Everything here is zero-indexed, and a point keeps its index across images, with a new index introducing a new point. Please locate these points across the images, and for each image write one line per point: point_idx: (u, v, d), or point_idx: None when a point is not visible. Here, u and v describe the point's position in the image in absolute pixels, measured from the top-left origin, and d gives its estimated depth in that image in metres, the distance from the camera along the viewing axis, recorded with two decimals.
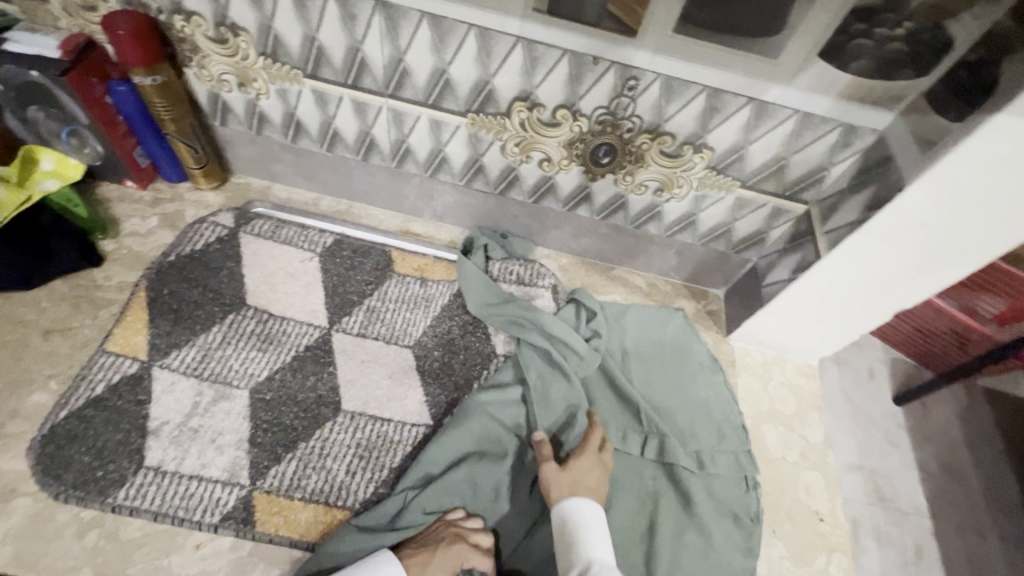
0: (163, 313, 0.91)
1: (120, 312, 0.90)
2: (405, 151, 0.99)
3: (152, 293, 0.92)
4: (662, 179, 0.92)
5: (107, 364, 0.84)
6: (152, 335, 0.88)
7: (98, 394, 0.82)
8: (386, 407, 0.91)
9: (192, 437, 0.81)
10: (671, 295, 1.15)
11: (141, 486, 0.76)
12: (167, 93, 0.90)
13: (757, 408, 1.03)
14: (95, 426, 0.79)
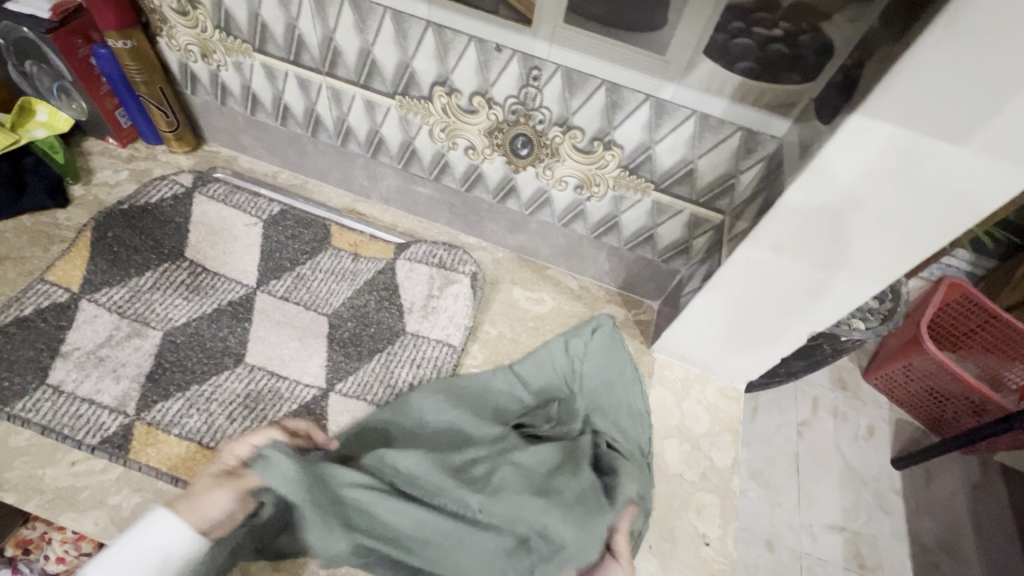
0: (105, 254, 0.99)
1: (66, 249, 0.98)
2: (347, 131, 1.04)
3: (98, 235, 0.99)
4: (580, 175, 0.93)
5: (41, 291, 0.92)
6: (89, 272, 0.96)
7: (26, 315, 0.89)
8: (287, 366, 0.95)
9: (97, 364, 0.87)
10: (602, 300, 1.14)
11: (39, 401, 0.82)
12: (139, 57, 1.00)
13: (665, 422, 0.99)
14: (15, 343, 0.86)
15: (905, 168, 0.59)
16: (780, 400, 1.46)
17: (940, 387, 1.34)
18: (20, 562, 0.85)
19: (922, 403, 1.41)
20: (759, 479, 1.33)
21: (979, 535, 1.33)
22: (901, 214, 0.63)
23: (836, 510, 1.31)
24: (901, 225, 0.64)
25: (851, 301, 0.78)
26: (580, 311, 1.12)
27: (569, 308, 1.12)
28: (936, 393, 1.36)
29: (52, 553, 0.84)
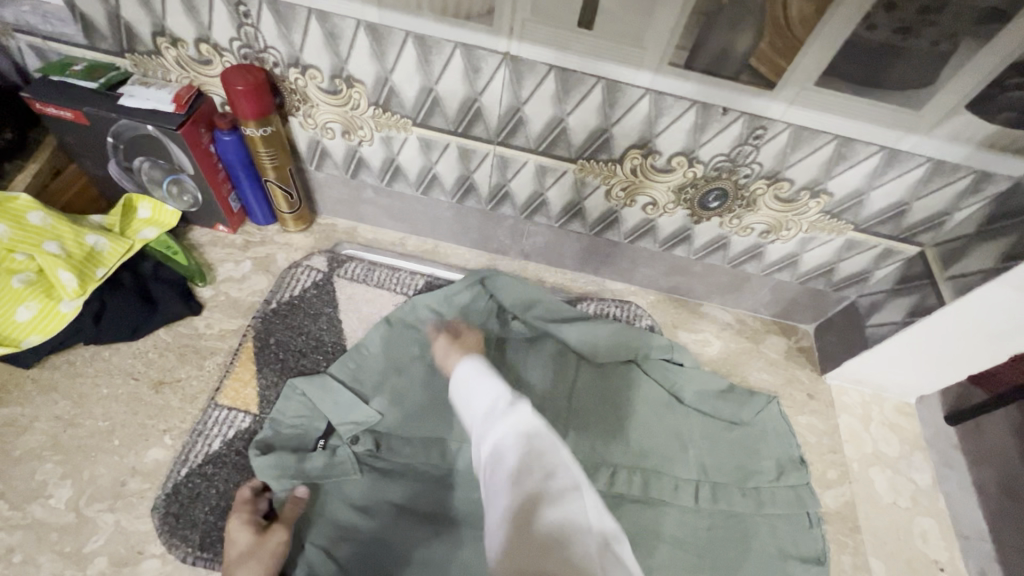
0: (271, 364, 0.91)
1: (228, 363, 0.90)
2: (503, 195, 0.98)
3: (259, 342, 0.93)
4: (771, 221, 0.91)
5: (221, 418, 0.85)
6: (261, 387, 0.89)
7: (217, 451, 0.82)
8: None
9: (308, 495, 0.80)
10: (761, 332, 1.13)
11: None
12: (274, 143, 0.90)
13: (862, 451, 1.00)
14: (218, 485, 0.79)
15: None
16: None
17: None
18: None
19: None
20: None
21: None
22: None
23: None
24: None
25: None
26: (745, 346, 1.11)
27: (735, 346, 1.10)
28: None
29: None
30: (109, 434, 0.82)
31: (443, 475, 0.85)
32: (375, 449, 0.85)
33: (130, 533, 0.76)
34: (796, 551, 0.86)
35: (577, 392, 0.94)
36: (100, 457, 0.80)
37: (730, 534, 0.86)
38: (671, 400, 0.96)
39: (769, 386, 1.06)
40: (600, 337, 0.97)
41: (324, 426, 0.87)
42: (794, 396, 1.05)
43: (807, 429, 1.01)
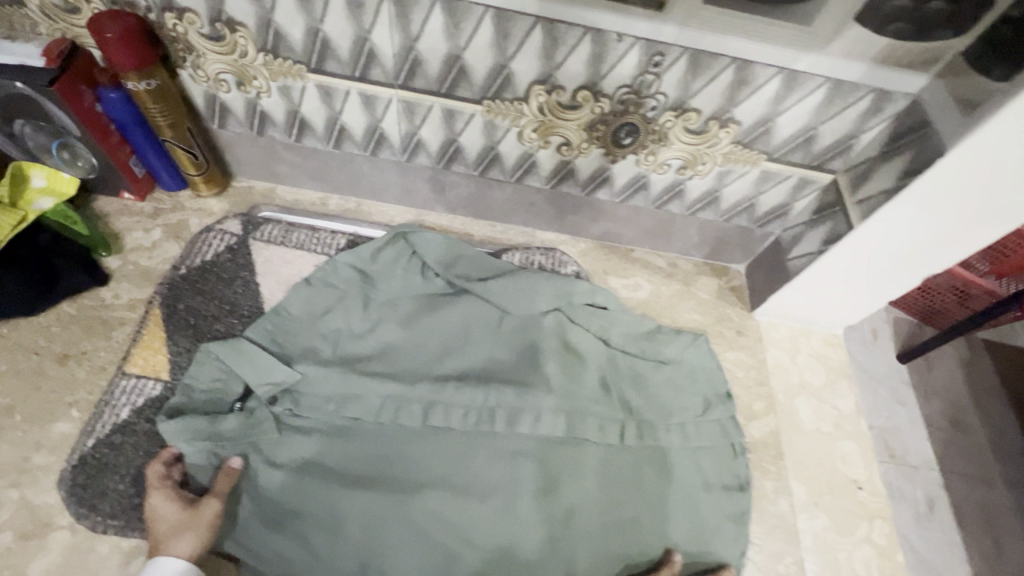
0: (182, 330, 0.88)
1: (136, 331, 0.87)
2: (416, 144, 0.95)
3: (168, 309, 0.90)
4: (686, 156, 0.90)
5: (130, 387, 0.82)
6: (172, 353, 0.86)
7: (125, 420, 0.80)
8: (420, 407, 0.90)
9: (221, 457, 0.79)
10: (693, 274, 1.13)
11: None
12: (163, 98, 0.85)
13: (788, 382, 1.02)
14: (127, 454, 0.77)
15: None
16: None
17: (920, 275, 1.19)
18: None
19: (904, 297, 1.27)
20: None
21: None
22: None
23: None
24: None
25: (985, 243, 0.80)
26: (676, 288, 1.11)
27: (666, 289, 1.10)
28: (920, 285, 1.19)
29: None
30: (10, 411, 0.80)
31: (364, 429, 0.84)
32: (294, 408, 0.84)
33: (37, 507, 0.74)
34: (721, 481, 0.88)
35: (500, 343, 0.93)
36: (2, 433, 0.78)
37: (652, 465, 0.88)
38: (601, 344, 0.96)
39: (698, 325, 1.06)
40: (523, 288, 0.95)
41: (241, 389, 0.85)
42: (723, 334, 1.06)
43: (735, 364, 1.02)
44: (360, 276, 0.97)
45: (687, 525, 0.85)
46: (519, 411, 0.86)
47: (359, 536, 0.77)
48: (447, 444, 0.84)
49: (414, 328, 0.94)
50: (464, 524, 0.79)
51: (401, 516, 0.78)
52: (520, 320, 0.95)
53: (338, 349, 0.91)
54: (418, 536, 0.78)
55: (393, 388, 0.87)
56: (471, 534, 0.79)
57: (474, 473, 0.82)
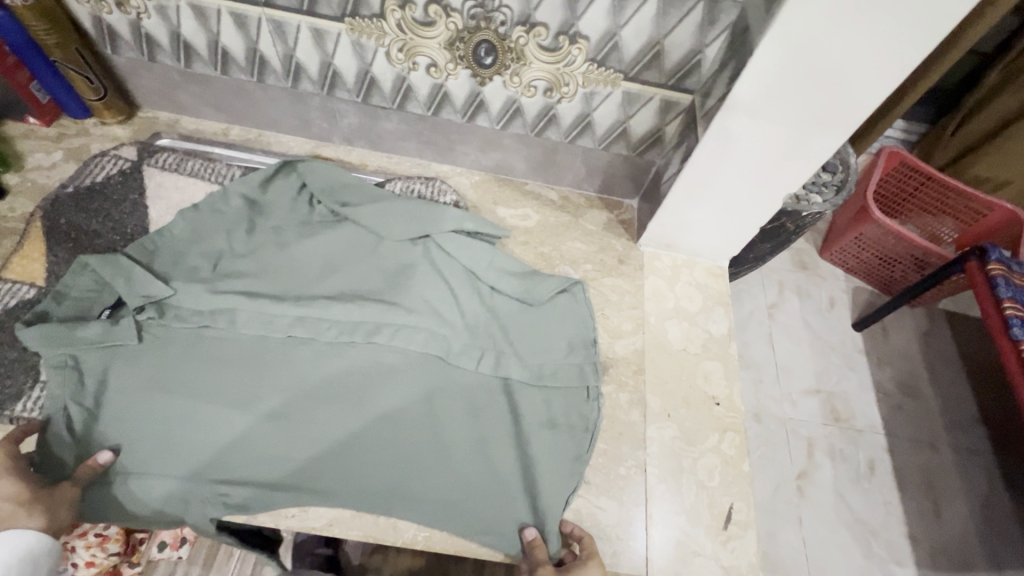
0: (65, 242, 0.94)
1: (18, 241, 0.93)
2: (297, 69, 0.98)
3: (50, 222, 0.95)
4: (548, 77, 0.92)
5: (5, 290, 0.89)
6: (50, 262, 0.92)
7: None
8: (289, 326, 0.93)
9: (79, 361, 0.83)
10: (584, 207, 1.16)
11: (37, 399, 0.83)
12: (46, 15, 0.90)
13: (662, 307, 1.05)
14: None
15: (871, 2, 0.63)
16: (748, 287, 1.56)
17: (889, 249, 1.46)
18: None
19: (871, 268, 1.55)
20: (741, 361, 1.45)
21: (932, 366, 1.51)
22: (867, 54, 0.67)
23: (812, 375, 1.46)
24: (865, 68, 0.69)
25: (821, 157, 0.83)
26: (565, 220, 1.13)
27: (554, 220, 1.13)
28: (887, 255, 1.48)
29: (81, 559, 0.84)
30: None
31: (227, 336, 0.89)
32: (160, 317, 0.88)
33: None
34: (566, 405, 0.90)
35: (372, 266, 0.97)
36: None
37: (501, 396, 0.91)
38: (467, 270, 0.98)
39: (581, 253, 1.09)
40: (395, 218, 0.99)
41: (112, 300, 0.90)
42: (604, 261, 1.09)
43: (610, 289, 1.05)
44: (248, 205, 1.00)
45: (530, 434, 0.87)
46: (383, 325, 0.91)
47: (208, 426, 0.82)
48: (308, 351, 0.89)
49: (291, 250, 0.97)
50: (314, 421, 0.84)
51: (255, 411, 0.84)
52: (396, 246, 0.99)
53: (217, 264, 0.95)
54: (268, 429, 0.83)
55: (261, 299, 0.91)
56: (320, 430, 0.84)
57: (329, 379, 0.88)
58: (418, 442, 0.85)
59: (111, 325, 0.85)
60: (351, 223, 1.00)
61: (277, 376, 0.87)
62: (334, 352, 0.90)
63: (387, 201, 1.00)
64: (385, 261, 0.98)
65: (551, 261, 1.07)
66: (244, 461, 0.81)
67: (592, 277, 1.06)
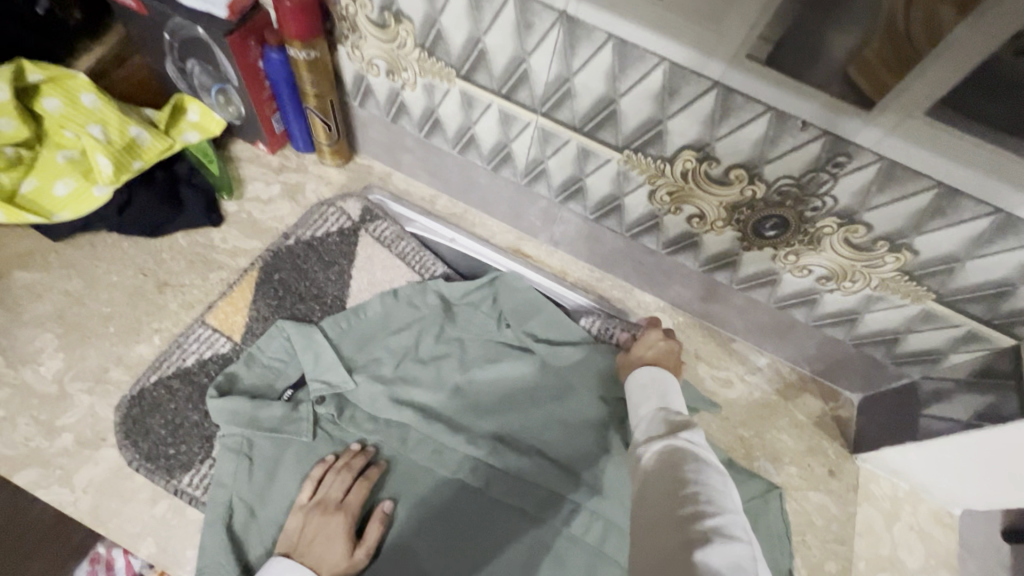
0: (267, 298, 0.92)
1: (227, 283, 0.92)
2: (540, 172, 0.90)
3: (263, 274, 0.94)
4: (834, 268, 0.77)
5: (202, 337, 0.87)
6: (250, 318, 0.90)
7: (187, 368, 0.84)
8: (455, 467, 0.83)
9: (252, 447, 0.79)
10: (795, 388, 0.99)
11: (204, 477, 0.78)
12: (318, 69, 0.87)
13: (874, 551, 0.87)
14: (178, 402, 0.81)
15: None
16: None
17: None
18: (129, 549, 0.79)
19: None
20: None
21: None
22: None
23: None
24: None
25: None
26: (771, 399, 0.98)
27: (759, 396, 0.97)
28: None
29: None
30: (107, 320, 0.87)
31: (392, 455, 0.83)
32: (335, 415, 0.84)
33: (101, 419, 0.80)
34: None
35: (555, 417, 0.87)
36: (95, 339, 0.85)
37: None
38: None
39: (784, 449, 0.93)
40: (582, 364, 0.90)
41: (295, 376, 0.86)
42: (811, 468, 0.92)
43: (815, 508, 0.89)
44: (443, 307, 0.93)
45: None
46: (555, 496, 0.82)
47: None
48: (470, 503, 0.82)
49: (471, 371, 0.89)
50: None
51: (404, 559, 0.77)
52: (584, 401, 0.88)
53: (395, 370, 0.88)
54: None
55: (435, 424, 0.85)
56: None
57: (488, 544, 0.79)
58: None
59: (290, 409, 0.82)
60: (540, 360, 0.90)
61: (436, 526, 0.80)
62: (499, 512, 0.81)
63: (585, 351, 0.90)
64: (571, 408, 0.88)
65: (750, 451, 0.93)
66: None
67: (794, 485, 0.91)
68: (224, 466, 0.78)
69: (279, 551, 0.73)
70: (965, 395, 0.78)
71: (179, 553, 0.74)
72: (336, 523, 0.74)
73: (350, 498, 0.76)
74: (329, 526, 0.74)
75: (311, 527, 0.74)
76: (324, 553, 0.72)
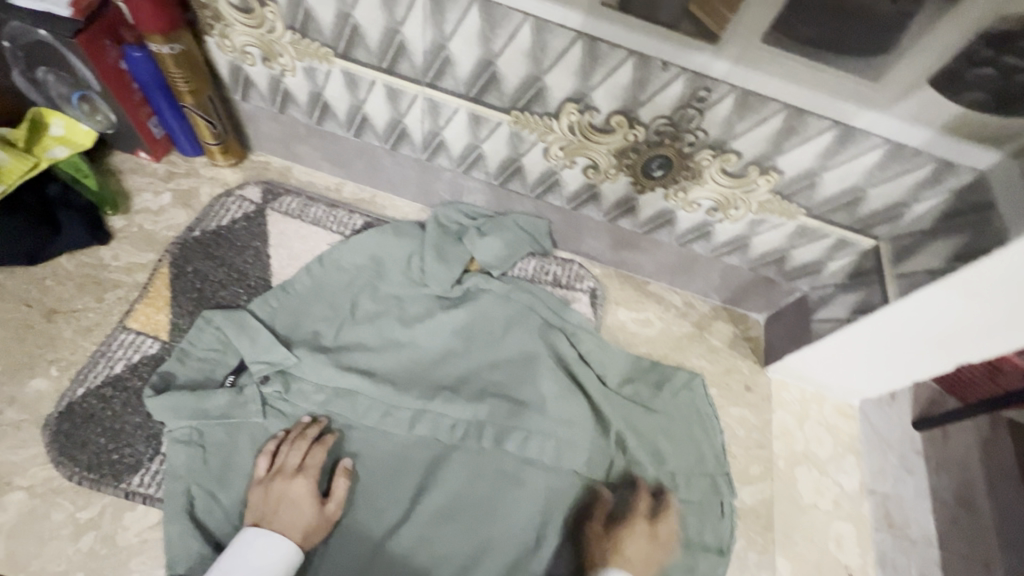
0: (187, 293, 0.88)
1: (144, 284, 0.88)
2: (438, 144, 0.91)
3: (176, 268, 0.90)
4: (718, 198, 0.84)
5: (128, 342, 0.82)
6: (174, 315, 0.86)
7: (118, 374, 0.80)
8: (395, 445, 0.82)
9: (204, 437, 0.77)
10: (708, 318, 1.07)
11: (157, 473, 0.75)
12: (187, 63, 0.82)
13: (791, 448, 0.96)
14: (115, 407, 0.77)
15: None
16: None
17: None
18: None
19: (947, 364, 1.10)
20: None
21: None
22: None
23: None
24: None
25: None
26: (688, 331, 1.05)
27: (677, 330, 1.04)
28: None
29: None
30: None
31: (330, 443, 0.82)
32: (283, 390, 0.82)
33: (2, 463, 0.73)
34: (703, 542, 0.84)
35: (493, 372, 0.90)
36: None
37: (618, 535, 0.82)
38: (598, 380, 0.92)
39: (705, 374, 1.01)
40: (506, 306, 0.94)
41: (235, 362, 0.84)
42: (730, 387, 1.00)
43: (737, 422, 0.97)
44: (374, 266, 0.95)
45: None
46: (498, 449, 0.84)
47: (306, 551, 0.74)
48: (413, 471, 0.81)
49: (410, 326, 0.91)
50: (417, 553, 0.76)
51: (358, 537, 0.76)
52: (521, 337, 0.92)
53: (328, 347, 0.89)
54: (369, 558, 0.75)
55: (368, 403, 0.84)
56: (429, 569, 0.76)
57: (442, 508, 0.79)
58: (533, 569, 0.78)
59: (235, 397, 0.78)
60: (470, 307, 0.93)
61: (396, 474, 0.80)
62: (448, 474, 0.81)
63: (514, 292, 0.95)
64: (503, 367, 0.90)
65: None
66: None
67: (717, 405, 0.98)
68: (156, 484, 0.74)
69: (247, 524, 0.70)
70: (843, 296, 0.88)
71: None
72: (301, 483, 0.73)
73: (311, 458, 0.76)
74: (294, 487, 0.73)
75: (275, 494, 0.72)
76: (294, 512, 0.71)
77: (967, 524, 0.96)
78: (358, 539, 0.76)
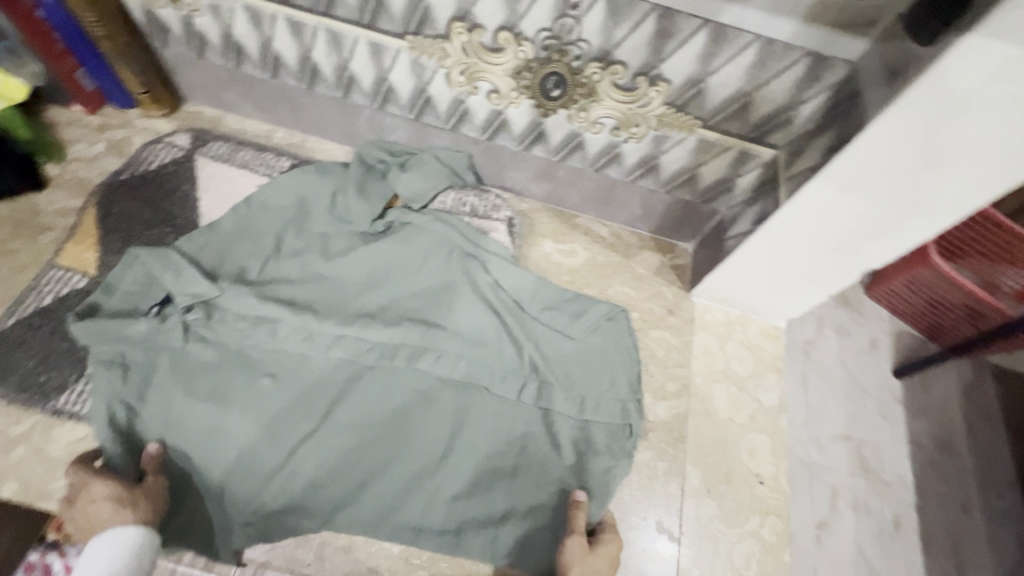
0: (114, 232, 0.92)
1: (74, 225, 0.93)
2: (349, 79, 0.93)
3: (104, 209, 0.94)
4: (618, 116, 0.83)
5: (57, 277, 0.88)
6: (102, 253, 0.91)
7: (48, 305, 0.85)
8: (311, 367, 0.86)
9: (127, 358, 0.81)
10: (635, 247, 1.08)
11: (81, 394, 0.80)
12: (96, 7, 0.84)
13: (710, 367, 0.98)
14: (42, 335, 0.83)
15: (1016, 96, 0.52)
16: None
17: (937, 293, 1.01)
18: (65, 544, 0.73)
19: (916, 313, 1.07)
20: None
21: None
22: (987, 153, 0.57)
23: None
24: (971, 168, 0.60)
25: (918, 239, 0.71)
26: (614, 260, 1.06)
27: (603, 260, 1.06)
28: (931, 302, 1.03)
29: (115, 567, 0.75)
30: None
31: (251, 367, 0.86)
32: (206, 318, 0.84)
33: None
34: (616, 453, 0.87)
35: (413, 297, 0.93)
36: None
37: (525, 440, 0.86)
38: (514, 304, 0.93)
39: (628, 300, 1.03)
40: (426, 236, 0.96)
41: (161, 295, 0.86)
42: (652, 311, 1.02)
43: (657, 343, 0.99)
44: (298, 206, 0.96)
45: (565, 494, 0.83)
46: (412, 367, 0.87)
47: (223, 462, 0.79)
48: (328, 391, 0.85)
49: (333, 259, 0.92)
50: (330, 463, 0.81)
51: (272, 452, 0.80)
52: (439, 266, 0.94)
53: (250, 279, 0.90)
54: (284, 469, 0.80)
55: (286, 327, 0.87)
56: (343, 477, 0.81)
57: (355, 424, 0.83)
58: (441, 478, 0.82)
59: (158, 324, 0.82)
60: (389, 240, 0.94)
61: (313, 392, 0.84)
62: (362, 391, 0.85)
63: (432, 225, 0.95)
64: (420, 294, 0.93)
65: None
66: (246, 491, 0.78)
67: (637, 327, 1.00)
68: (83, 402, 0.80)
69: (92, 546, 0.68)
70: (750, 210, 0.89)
71: (44, 488, 0.76)
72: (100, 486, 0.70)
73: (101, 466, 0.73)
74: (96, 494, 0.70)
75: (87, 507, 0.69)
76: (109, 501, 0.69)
77: (944, 463, 1.00)
78: (274, 450, 0.81)
